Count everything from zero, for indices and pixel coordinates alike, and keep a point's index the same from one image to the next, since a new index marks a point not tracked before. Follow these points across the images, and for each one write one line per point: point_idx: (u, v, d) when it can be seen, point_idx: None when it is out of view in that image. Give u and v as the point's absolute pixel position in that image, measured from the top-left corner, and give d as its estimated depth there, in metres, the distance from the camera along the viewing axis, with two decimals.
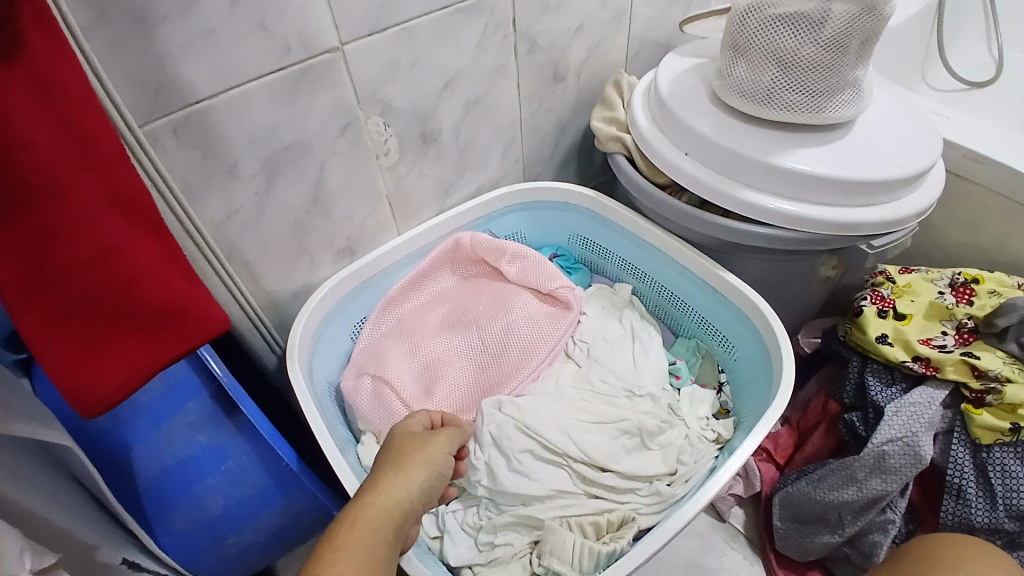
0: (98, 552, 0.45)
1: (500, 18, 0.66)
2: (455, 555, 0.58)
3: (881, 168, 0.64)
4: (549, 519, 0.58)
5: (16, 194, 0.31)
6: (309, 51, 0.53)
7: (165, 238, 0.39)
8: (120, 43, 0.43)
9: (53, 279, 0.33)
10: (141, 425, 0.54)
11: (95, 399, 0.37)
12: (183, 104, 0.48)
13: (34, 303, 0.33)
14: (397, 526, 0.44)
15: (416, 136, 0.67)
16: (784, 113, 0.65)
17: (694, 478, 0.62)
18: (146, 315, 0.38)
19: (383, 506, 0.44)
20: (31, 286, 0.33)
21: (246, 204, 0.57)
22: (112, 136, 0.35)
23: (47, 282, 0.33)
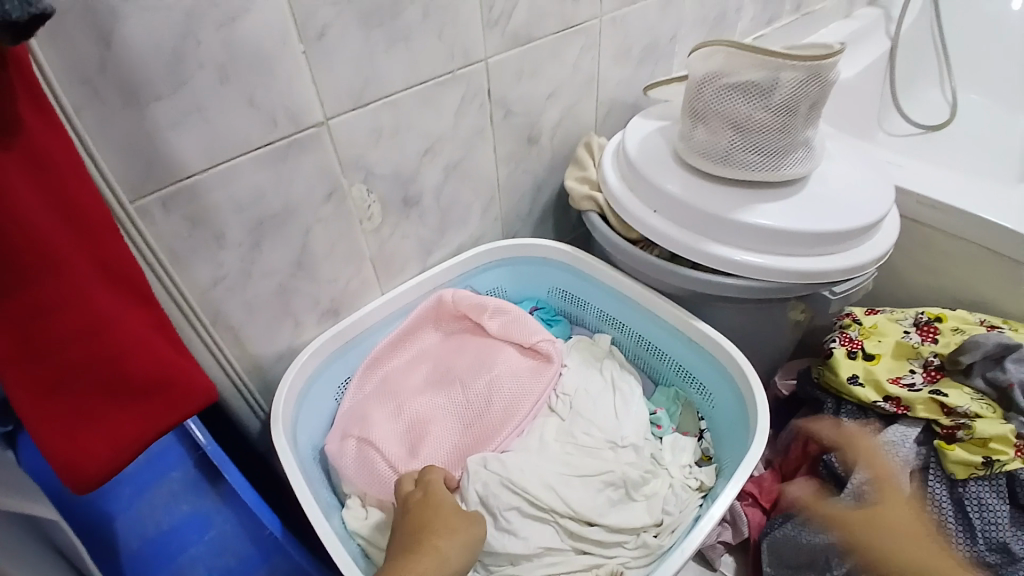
0: None
1: (477, 87, 0.70)
2: None
3: (837, 220, 0.68)
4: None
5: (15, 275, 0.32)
6: (296, 124, 0.56)
7: (155, 310, 0.40)
8: (113, 122, 0.46)
9: (51, 358, 0.34)
10: (124, 493, 0.55)
11: (87, 474, 0.38)
12: (172, 176, 0.51)
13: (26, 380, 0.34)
14: None
15: (398, 199, 0.70)
16: (743, 171, 0.69)
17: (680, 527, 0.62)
18: (139, 387, 0.39)
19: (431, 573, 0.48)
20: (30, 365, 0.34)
21: (232, 269, 0.58)
22: (106, 217, 0.37)
23: (45, 361, 0.34)
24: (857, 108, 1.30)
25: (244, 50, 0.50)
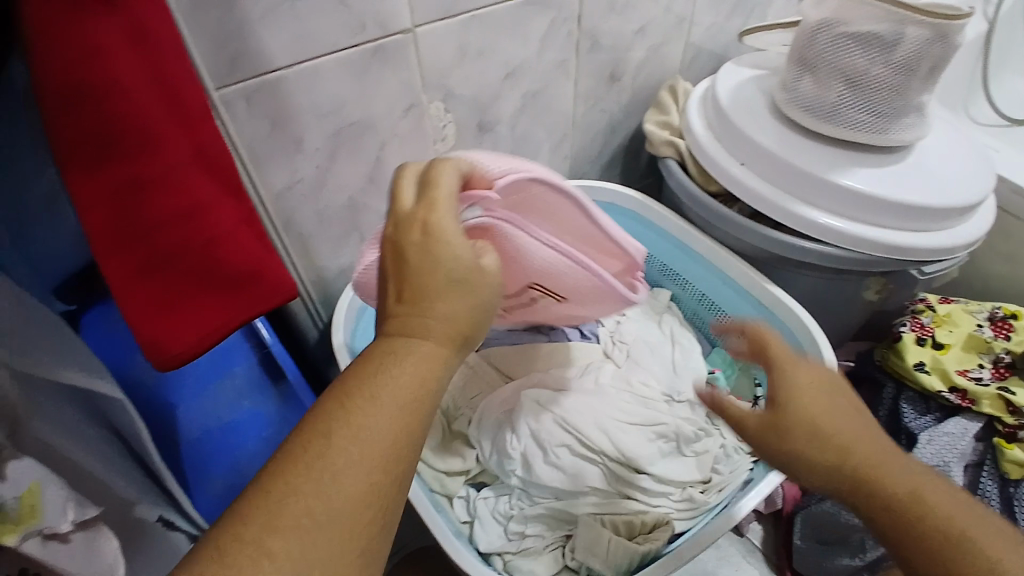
0: (135, 507, 0.49)
1: (567, 13, 0.65)
2: (485, 541, 0.61)
3: (938, 195, 0.64)
4: (586, 516, 0.60)
5: (112, 143, 0.30)
6: (383, 30, 0.53)
7: (243, 200, 0.39)
8: (205, 5, 0.43)
9: (146, 232, 0.33)
10: (187, 386, 0.55)
11: (172, 354, 0.36)
12: (259, 72, 0.48)
13: (120, 254, 0.33)
14: (361, 472, 0.29)
15: (474, 125, 0.67)
16: (846, 131, 0.64)
17: (730, 487, 0.63)
18: (228, 276, 0.37)
19: (358, 433, 0.30)
20: (127, 237, 0.33)
21: (306, 175, 0.57)
22: (200, 93, 0.35)
23: (139, 234, 0.33)
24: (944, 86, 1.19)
25: None
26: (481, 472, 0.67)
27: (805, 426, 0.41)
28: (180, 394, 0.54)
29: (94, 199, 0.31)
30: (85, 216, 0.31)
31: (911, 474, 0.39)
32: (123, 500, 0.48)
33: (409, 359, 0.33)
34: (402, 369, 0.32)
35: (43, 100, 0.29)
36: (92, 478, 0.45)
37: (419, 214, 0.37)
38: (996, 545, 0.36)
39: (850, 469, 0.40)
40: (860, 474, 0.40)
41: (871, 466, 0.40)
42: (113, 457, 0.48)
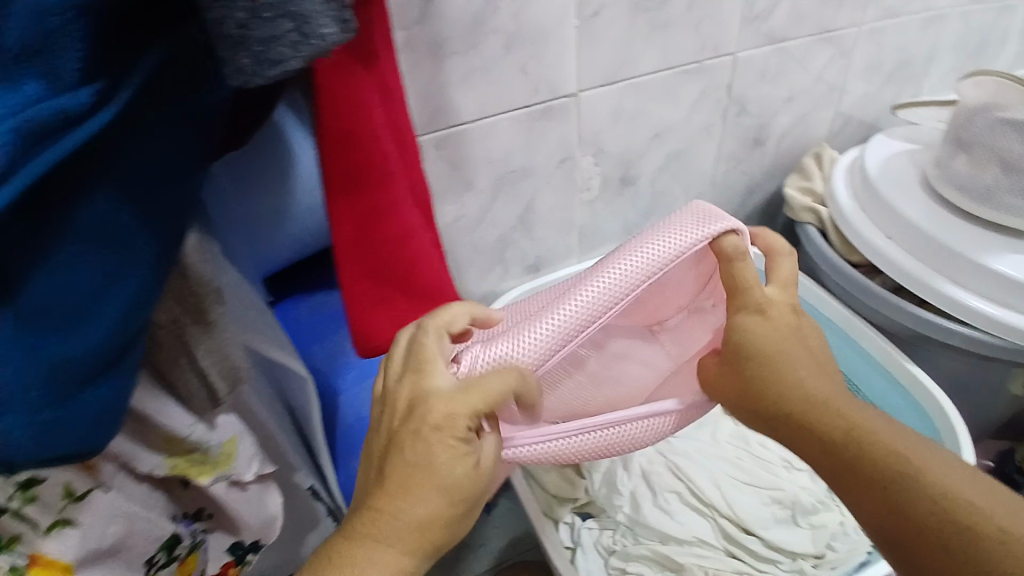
0: (297, 473, 0.60)
1: (719, 82, 0.69)
2: (585, 570, 0.63)
3: None
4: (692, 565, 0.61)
5: (364, 175, 0.38)
6: (553, 93, 0.61)
7: (433, 229, 0.48)
8: (418, 69, 0.53)
9: (377, 245, 0.41)
10: (349, 375, 0.62)
11: (375, 344, 0.44)
12: (449, 124, 0.57)
13: (352, 262, 0.41)
14: None
15: (618, 178, 0.72)
16: (1001, 214, 0.62)
17: (844, 566, 0.60)
18: (421, 289, 0.45)
19: None
20: (362, 247, 0.40)
21: (469, 212, 0.65)
22: (415, 143, 0.45)
23: (372, 247, 0.41)
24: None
25: (531, 19, 0.55)
26: (589, 503, 0.68)
27: (766, 390, 0.43)
28: (343, 381, 0.63)
29: (344, 217, 0.39)
30: (336, 229, 0.39)
31: (847, 414, 0.41)
32: (291, 465, 0.59)
33: (429, 478, 0.37)
34: (426, 495, 0.36)
35: (322, 140, 0.37)
36: (272, 436, 0.55)
37: (405, 391, 0.39)
38: (938, 471, 0.37)
39: (790, 416, 0.42)
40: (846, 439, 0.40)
41: (809, 413, 0.41)
42: (286, 425, 0.58)
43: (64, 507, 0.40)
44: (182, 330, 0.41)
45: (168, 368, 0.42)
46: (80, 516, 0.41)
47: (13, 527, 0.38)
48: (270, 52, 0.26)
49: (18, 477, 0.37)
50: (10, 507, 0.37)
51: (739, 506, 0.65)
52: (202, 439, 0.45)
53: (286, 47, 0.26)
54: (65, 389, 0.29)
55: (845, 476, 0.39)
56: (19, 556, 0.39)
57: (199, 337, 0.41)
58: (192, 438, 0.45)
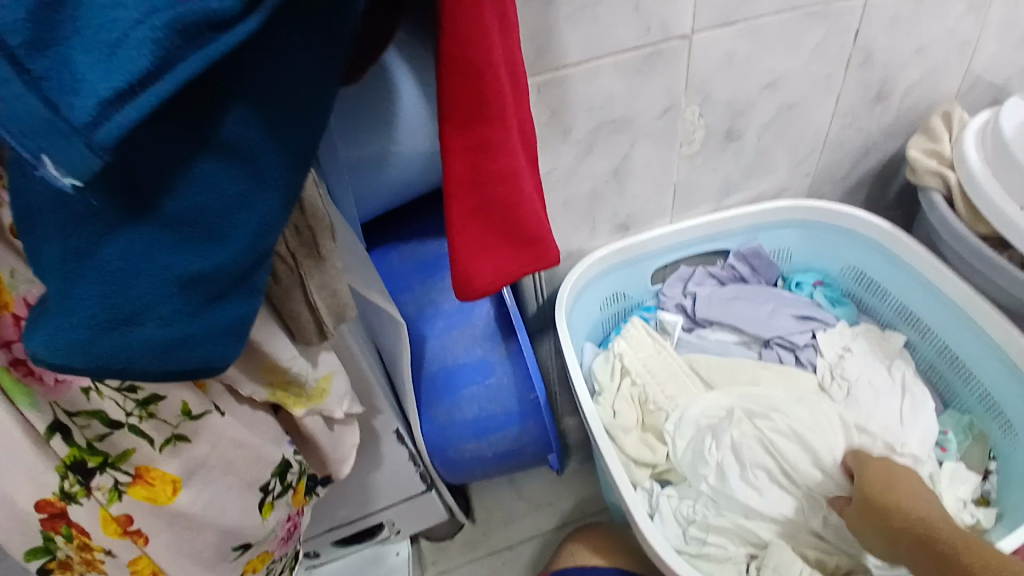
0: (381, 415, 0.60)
1: (844, 28, 0.64)
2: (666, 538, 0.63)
3: None
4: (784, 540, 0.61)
5: (480, 107, 0.36)
6: (664, 34, 0.57)
7: (536, 174, 0.46)
8: (530, 3, 0.50)
9: (484, 183, 0.39)
10: (438, 324, 0.63)
11: (474, 286, 0.42)
12: (554, 66, 0.55)
13: (463, 201, 0.39)
14: None
15: (722, 132, 0.68)
16: None
17: None
18: (523, 233, 0.43)
19: None
20: (469, 186, 0.39)
21: (565, 161, 0.63)
22: (522, 80, 0.43)
23: (479, 185, 0.39)
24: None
25: None
26: (667, 471, 0.69)
27: (865, 484, 0.55)
28: (430, 330, 0.63)
29: (457, 152, 0.38)
30: (449, 164, 0.38)
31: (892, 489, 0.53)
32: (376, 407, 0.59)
33: None
34: None
35: (442, 68, 0.35)
36: (366, 377, 0.56)
37: None
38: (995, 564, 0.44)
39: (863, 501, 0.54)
40: (925, 533, 0.48)
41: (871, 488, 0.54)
42: (373, 366, 0.58)
43: (177, 425, 0.41)
44: (297, 263, 0.40)
45: (279, 301, 0.42)
46: (191, 435, 0.42)
47: (126, 441, 0.40)
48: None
49: (138, 394, 0.38)
50: (129, 422, 0.39)
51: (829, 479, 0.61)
52: (303, 373, 0.46)
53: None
54: (197, 303, 0.29)
55: (904, 545, 0.49)
56: (125, 472, 0.41)
57: (310, 272, 0.41)
58: (294, 370, 0.45)
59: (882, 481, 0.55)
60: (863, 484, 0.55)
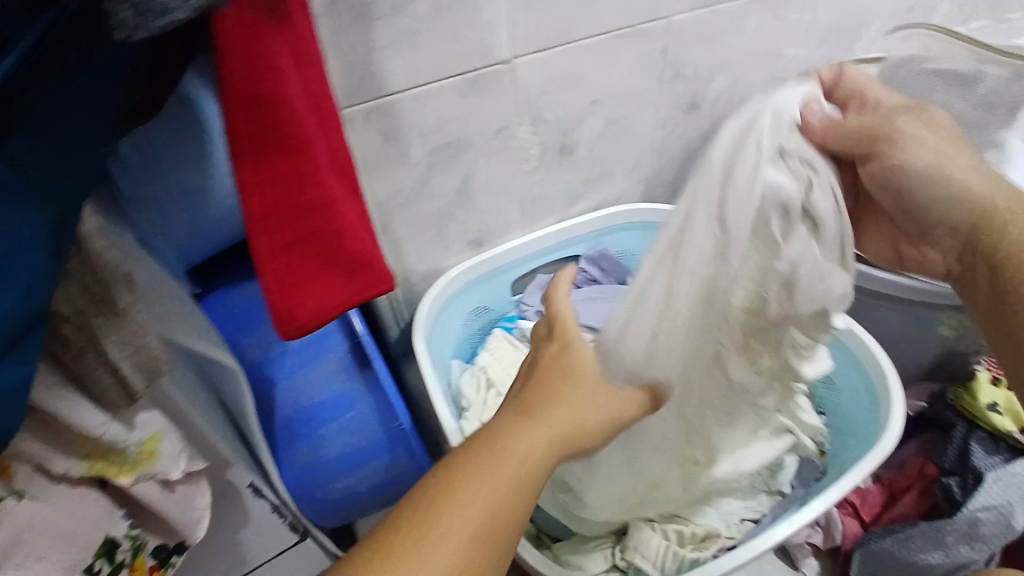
0: (230, 469, 0.57)
1: (654, 46, 0.68)
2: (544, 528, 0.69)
3: None
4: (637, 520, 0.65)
5: (274, 140, 0.36)
6: (487, 60, 0.59)
7: (358, 202, 0.46)
8: (342, 33, 0.50)
9: (292, 216, 0.39)
10: (286, 363, 0.62)
11: (298, 322, 0.41)
12: (378, 94, 0.55)
13: (269, 236, 0.38)
14: None
15: (556, 146, 0.71)
16: None
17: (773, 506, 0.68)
18: (346, 261, 0.43)
19: None
20: (276, 220, 0.38)
21: (406, 185, 0.63)
22: (331, 109, 0.43)
23: (288, 219, 0.39)
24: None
25: None
26: None
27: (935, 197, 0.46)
28: (280, 371, 0.61)
29: (255, 186, 0.37)
30: (247, 199, 0.37)
31: (976, 201, 0.46)
32: (224, 459, 0.56)
33: None
34: None
35: (226, 101, 0.34)
36: (201, 431, 0.53)
37: None
38: None
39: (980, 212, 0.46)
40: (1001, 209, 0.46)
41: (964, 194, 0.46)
42: (213, 418, 0.55)
43: None
44: (87, 321, 0.38)
45: (77, 364, 0.39)
46: None
47: None
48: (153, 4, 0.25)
49: None
50: None
51: (791, 294, 0.45)
52: (118, 439, 0.43)
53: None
54: None
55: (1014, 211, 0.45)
56: None
57: (109, 328, 0.39)
58: (107, 438, 0.43)
59: (922, 124, 0.46)
60: (911, 133, 0.45)
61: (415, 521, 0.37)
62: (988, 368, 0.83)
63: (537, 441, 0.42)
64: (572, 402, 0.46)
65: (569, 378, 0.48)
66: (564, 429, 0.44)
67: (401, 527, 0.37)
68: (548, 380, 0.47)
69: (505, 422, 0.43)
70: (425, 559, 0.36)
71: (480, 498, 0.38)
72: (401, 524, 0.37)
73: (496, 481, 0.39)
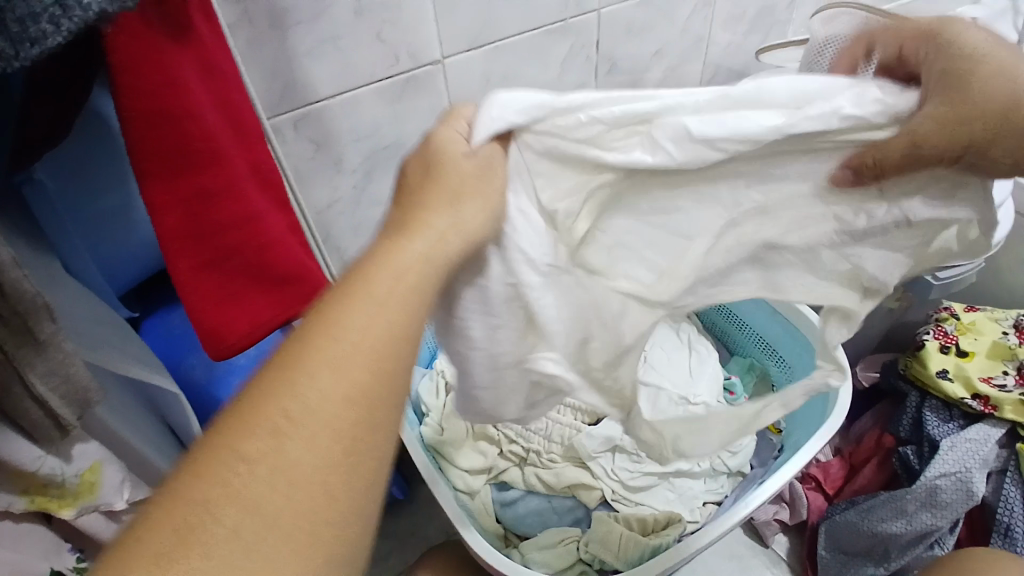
0: None
1: (586, 40, 0.69)
2: (516, 525, 0.68)
3: None
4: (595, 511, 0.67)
5: (181, 157, 0.36)
6: (415, 61, 0.58)
7: (290, 215, 0.46)
8: (260, 40, 0.49)
9: (211, 234, 0.39)
10: (230, 380, 0.60)
11: (228, 342, 0.42)
12: (304, 102, 0.54)
13: (186, 256, 0.39)
14: None
15: None
16: None
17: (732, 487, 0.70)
18: (276, 275, 0.44)
19: None
20: (195, 239, 0.39)
21: (344, 193, 0.63)
22: (254, 121, 0.42)
23: (207, 237, 0.39)
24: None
25: None
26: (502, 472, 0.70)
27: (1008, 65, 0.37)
28: (224, 389, 0.60)
29: (166, 205, 0.37)
30: (158, 220, 0.37)
31: None
32: None
33: None
34: None
35: (125, 121, 0.34)
36: (143, 456, 0.52)
37: None
38: None
39: None
40: None
41: None
42: (156, 442, 0.54)
43: None
44: (8, 355, 0.37)
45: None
46: None
47: None
48: (28, 30, 0.24)
49: None
50: None
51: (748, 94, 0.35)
52: (54, 472, 0.44)
53: (48, 24, 0.24)
54: None
55: None
56: None
57: (32, 359, 0.38)
58: (43, 471, 0.43)
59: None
60: None
61: (223, 466, 0.26)
62: (936, 337, 0.82)
63: (391, 313, 0.29)
64: (424, 235, 0.31)
65: (412, 224, 0.31)
66: (418, 284, 0.30)
67: (201, 470, 0.25)
68: (397, 228, 0.32)
69: (337, 289, 0.29)
70: (259, 513, 0.25)
71: (329, 410, 0.27)
72: (201, 466, 0.26)
73: (351, 376, 0.27)
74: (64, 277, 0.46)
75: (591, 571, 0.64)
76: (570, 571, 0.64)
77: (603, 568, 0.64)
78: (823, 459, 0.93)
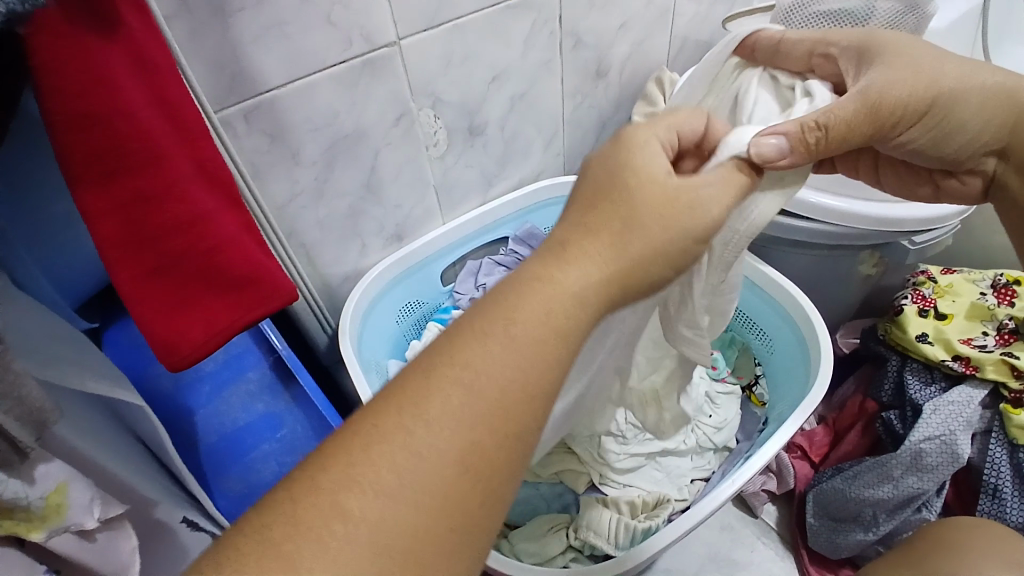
0: (157, 506, 0.53)
1: (548, 16, 0.66)
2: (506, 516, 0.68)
3: None
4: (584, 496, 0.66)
5: (114, 161, 0.34)
6: (370, 45, 0.56)
7: (242, 212, 0.45)
8: (200, 31, 0.46)
9: (152, 240, 0.38)
10: (203, 390, 0.62)
11: (183, 353, 0.42)
12: (254, 92, 0.52)
13: (130, 264, 0.38)
14: None
15: (464, 128, 0.69)
16: None
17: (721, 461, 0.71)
18: (228, 279, 0.43)
19: None
20: (134, 245, 0.37)
21: (306, 187, 0.60)
22: (196, 114, 0.40)
23: (147, 243, 0.38)
24: (971, 47, 1.05)
25: None
26: None
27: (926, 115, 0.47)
28: (198, 400, 0.61)
29: (102, 212, 0.35)
30: (97, 227, 0.35)
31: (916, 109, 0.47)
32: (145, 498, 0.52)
33: None
34: None
35: (54, 125, 0.32)
36: (114, 474, 0.50)
37: None
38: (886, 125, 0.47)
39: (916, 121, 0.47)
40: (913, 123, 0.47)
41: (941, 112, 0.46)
42: (125, 453, 0.52)
43: None
44: None
45: None
46: None
47: None
48: None
49: None
50: None
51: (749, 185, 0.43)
52: (19, 495, 0.41)
53: None
54: None
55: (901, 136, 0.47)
56: None
57: None
58: (7, 495, 0.40)
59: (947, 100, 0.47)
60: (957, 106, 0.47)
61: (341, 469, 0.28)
62: (915, 302, 0.82)
63: (481, 383, 0.31)
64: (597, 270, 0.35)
65: (557, 265, 0.35)
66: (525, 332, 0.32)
67: (331, 454, 0.29)
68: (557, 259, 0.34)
69: (474, 323, 0.33)
70: (398, 496, 0.28)
71: (428, 413, 0.30)
72: (346, 453, 0.29)
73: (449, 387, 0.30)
74: (11, 290, 0.43)
75: (584, 556, 0.64)
76: (560, 559, 0.64)
77: (594, 553, 0.63)
78: (808, 428, 0.94)
